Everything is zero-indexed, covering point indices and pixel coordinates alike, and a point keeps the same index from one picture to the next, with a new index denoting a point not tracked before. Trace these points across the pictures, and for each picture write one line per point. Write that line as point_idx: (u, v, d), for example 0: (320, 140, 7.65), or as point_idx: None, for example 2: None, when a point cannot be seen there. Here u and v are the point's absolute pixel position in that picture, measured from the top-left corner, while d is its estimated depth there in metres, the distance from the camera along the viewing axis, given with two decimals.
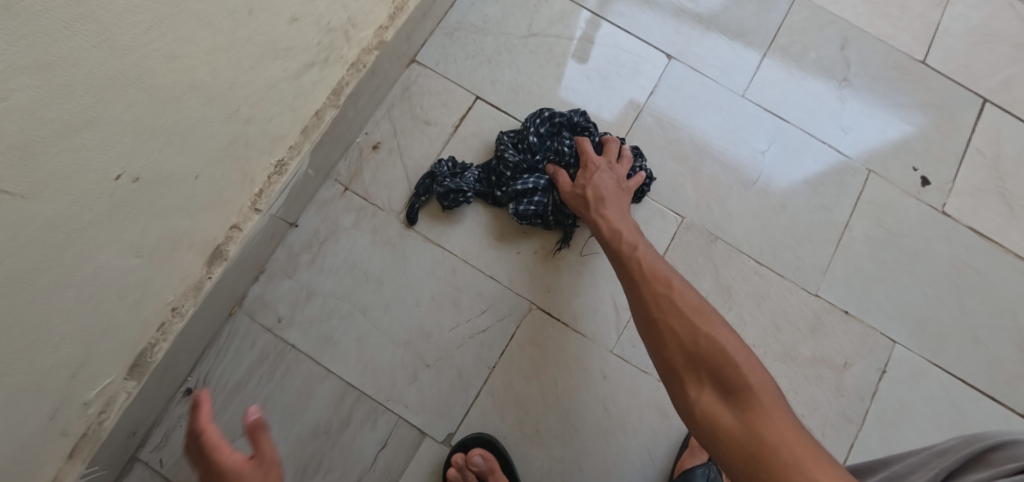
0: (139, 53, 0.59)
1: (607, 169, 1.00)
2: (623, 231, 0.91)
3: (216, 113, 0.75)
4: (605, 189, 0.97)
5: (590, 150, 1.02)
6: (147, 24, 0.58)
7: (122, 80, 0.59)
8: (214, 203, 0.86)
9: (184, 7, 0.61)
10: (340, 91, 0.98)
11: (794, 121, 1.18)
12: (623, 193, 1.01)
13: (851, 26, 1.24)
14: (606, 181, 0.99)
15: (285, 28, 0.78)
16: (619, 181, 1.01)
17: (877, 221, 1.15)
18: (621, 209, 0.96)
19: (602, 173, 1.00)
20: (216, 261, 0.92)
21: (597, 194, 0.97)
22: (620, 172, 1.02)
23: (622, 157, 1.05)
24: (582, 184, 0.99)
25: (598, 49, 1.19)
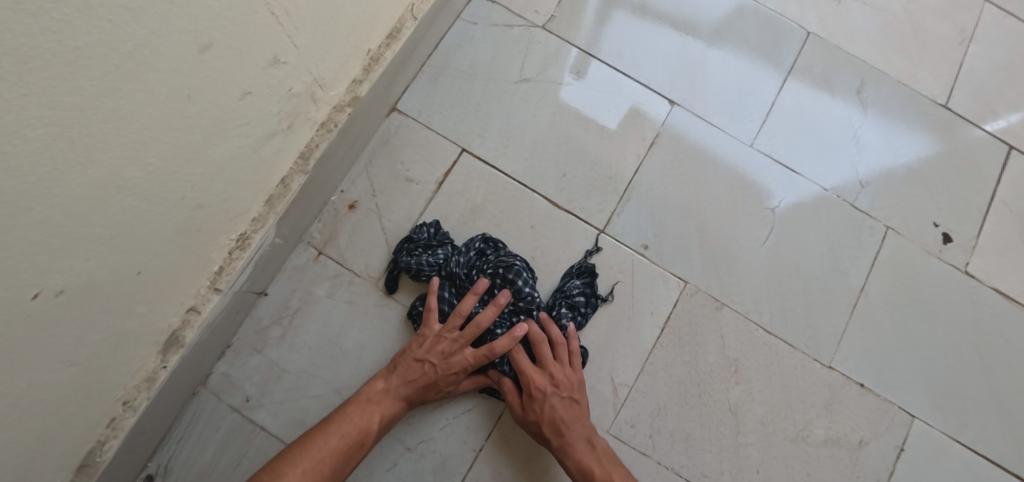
0: (45, 167, 0.50)
1: (555, 393, 0.91)
2: (597, 467, 0.87)
3: (157, 205, 0.65)
4: (558, 421, 0.89)
5: (528, 370, 0.91)
6: (54, 133, 0.49)
7: (28, 197, 0.50)
8: (166, 292, 0.77)
9: (99, 107, 0.52)
10: (309, 154, 0.88)
11: (808, 174, 1.09)
12: (580, 399, 0.93)
13: (869, 67, 1.14)
14: (557, 408, 0.90)
15: (237, 104, 0.68)
16: (570, 394, 0.92)
17: (896, 284, 1.06)
18: (583, 432, 0.90)
19: (551, 402, 0.90)
20: (171, 349, 0.83)
21: (553, 429, 0.90)
22: (567, 381, 0.92)
23: (557, 346, 0.94)
24: (534, 419, 0.90)
25: (606, 55, 1.11)
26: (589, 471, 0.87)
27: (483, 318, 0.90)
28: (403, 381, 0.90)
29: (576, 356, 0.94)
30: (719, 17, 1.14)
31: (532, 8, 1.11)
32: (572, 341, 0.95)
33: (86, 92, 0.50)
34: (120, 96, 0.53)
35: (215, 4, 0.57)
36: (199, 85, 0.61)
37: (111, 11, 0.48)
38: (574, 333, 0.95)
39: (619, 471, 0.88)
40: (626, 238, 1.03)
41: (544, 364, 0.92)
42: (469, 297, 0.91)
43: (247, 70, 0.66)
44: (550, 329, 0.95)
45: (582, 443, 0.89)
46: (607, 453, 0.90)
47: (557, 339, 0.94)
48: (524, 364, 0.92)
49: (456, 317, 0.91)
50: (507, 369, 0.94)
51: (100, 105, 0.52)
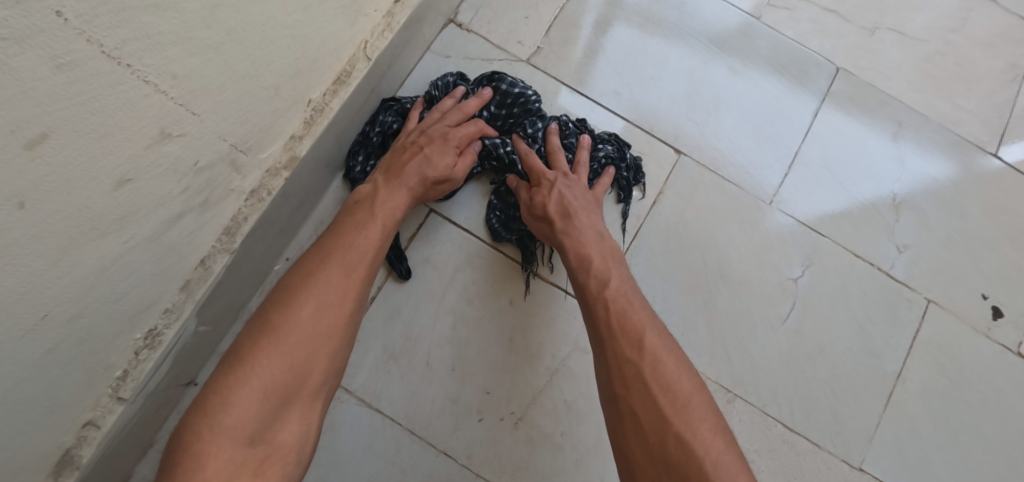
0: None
1: (564, 183, 0.82)
2: (598, 260, 0.75)
3: (1, 336, 0.50)
4: (566, 203, 0.79)
5: (538, 163, 0.83)
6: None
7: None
8: (45, 416, 0.61)
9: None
10: (236, 228, 0.73)
11: (837, 237, 0.93)
12: (594, 206, 0.83)
13: (908, 109, 0.98)
14: (564, 193, 0.80)
15: (109, 197, 0.52)
16: (583, 198, 0.82)
17: (937, 368, 0.91)
18: (593, 226, 0.80)
19: (557, 190, 0.81)
20: (64, 472, 0.68)
21: (560, 210, 0.79)
22: (582, 186, 0.83)
23: (579, 166, 0.86)
24: (535, 198, 0.81)
25: (601, 74, 0.95)
26: (589, 265, 0.74)
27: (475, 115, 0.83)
28: (412, 173, 0.77)
29: (603, 187, 0.86)
30: (735, 36, 0.98)
31: (515, 38, 0.95)
32: (603, 177, 0.87)
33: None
34: None
35: (40, 84, 0.41)
36: (35, 189, 0.45)
37: None
38: (610, 173, 0.87)
39: (623, 270, 0.74)
40: None
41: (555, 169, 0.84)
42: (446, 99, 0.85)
43: (118, 155, 0.51)
44: (580, 155, 0.87)
45: (592, 238, 0.78)
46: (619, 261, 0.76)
47: (583, 165, 0.86)
48: (534, 159, 0.84)
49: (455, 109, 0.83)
50: (518, 167, 0.85)
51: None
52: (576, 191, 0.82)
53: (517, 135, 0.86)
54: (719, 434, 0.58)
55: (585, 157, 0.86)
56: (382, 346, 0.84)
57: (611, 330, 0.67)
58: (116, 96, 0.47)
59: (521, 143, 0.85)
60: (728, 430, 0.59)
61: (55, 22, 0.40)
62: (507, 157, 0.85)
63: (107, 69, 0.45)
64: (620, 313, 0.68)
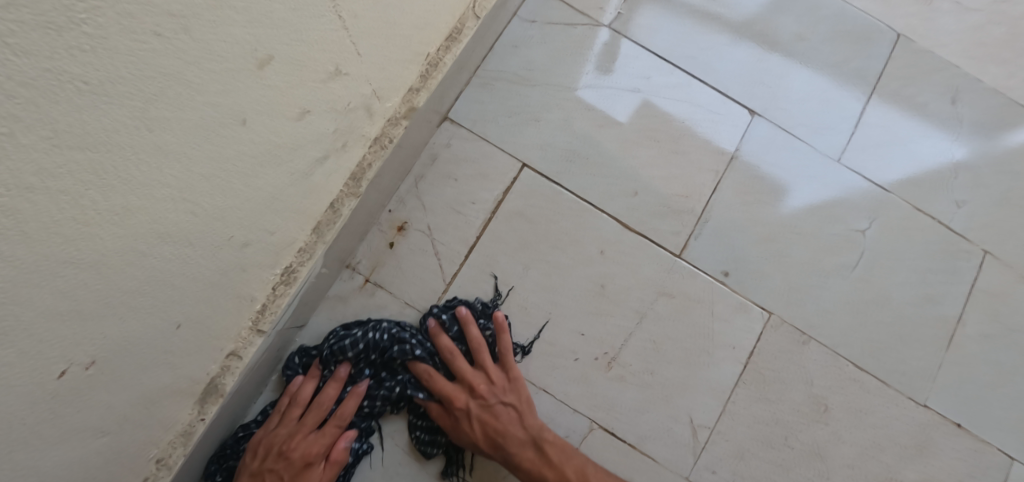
0: (68, 223, 0.38)
1: (478, 401, 0.84)
2: (548, 468, 0.81)
3: (200, 251, 0.54)
4: (490, 430, 0.83)
5: (447, 387, 0.84)
6: (79, 181, 0.37)
7: (46, 263, 0.38)
8: (206, 339, 0.66)
9: (138, 144, 0.40)
10: (361, 175, 0.77)
11: (900, 192, 0.99)
12: (516, 400, 0.85)
13: (962, 74, 1.04)
14: (482, 414, 0.83)
15: (292, 125, 0.57)
16: (499, 399, 0.84)
17: (993, 315, 0.97)
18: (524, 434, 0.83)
19: (475, 416, 0.83)
20: (210, 399, 0.72)
21: (488, 439, 0.83)
22: (496, 389, 0.85)
23: (478, 351, 0.86)
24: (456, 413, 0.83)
25: (677, 39, 1.01)
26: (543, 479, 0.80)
27: (347, 411, 0.82)
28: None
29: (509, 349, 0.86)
30: (801, 5, 1.04)
31: (596, 5, 1.00)
32: (503, 336, 0.86)
33: (120, 123, 0.38)
34: (164, 130, 0.41)
35: (278, 7, 0.45)
36: (255, 106, 0.49)
37: (156, 17, 0.36)
38: (503, 323, 0.86)
39: (579, 460, 0.82)
40: (704, 264, 0.94)
41: (461, 390, 0.85)
42: (306, 390, 0.82)
43: (306, 86, 0.55)
44: (469, 331, 0.86)
45: (530, 449, 0.82)
46: (564, 448, 0.83)
47: (476, 340, 0.86)
48: (444, 384, 0.84)
49: (320, 411, 0.81)
50: (423, 393, 0.85)
51: (137, 140, 0.39)
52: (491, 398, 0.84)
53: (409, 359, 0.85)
54: None
55: (477, 333, 0.86)
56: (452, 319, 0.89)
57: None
58: (319, 27, 0.52)
59: (420, 364, 0.85)
60: None
61: None
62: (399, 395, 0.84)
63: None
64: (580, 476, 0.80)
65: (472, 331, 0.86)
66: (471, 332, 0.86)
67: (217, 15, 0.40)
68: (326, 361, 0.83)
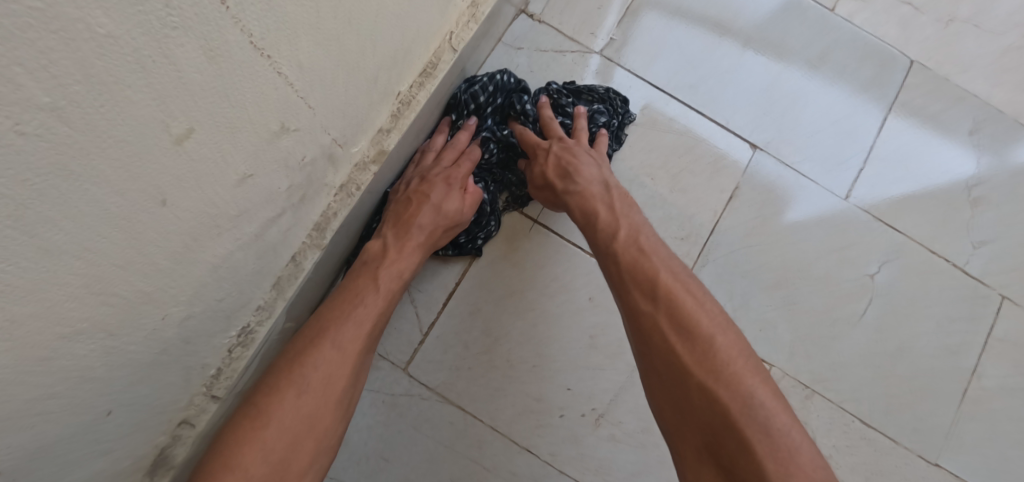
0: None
1: (561, 144, 0.80)
2: (605, 209, 0.73)
3: (126, 338, 0.48)
4: (565, 163, 0.78)
5: (533, 138, 0.82)
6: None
7: None
8: (148, 416, 0.60)
9: (16, 256, 0.33)
10: (325, 225, 0.71)
11: (915, 233, 0.92)
12: (598, 159, 0.81)
13: (982, 102, 0.97)
14: (560, 152, 0.79)
15: (232, 192, 0.51)
16: (583, 152, 0.80)
17: (1014, 364, 0.90)
18: (597, 177, 0.77)
19: (554, 150, 0.80)
20: (159, 471, 0.66)
21: (560, 173, 0.77)
22: (583, 146, 0.81)
23: (576, 131, 0.84)
24: (536, 173, 0.80)
25: (675, 67, 0.94)
26: (596, 217, 0.73)
27: (473, 156, 0.80)
28: (423, 228, 0.75)
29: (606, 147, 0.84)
30: (809, 30, 0.96)
31: (588, 30, 0.93)
32: (602, 137, 0.84)
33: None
34: (53, 231, 0.35)
35: (196, 75, 0.39)
36: (176, 184, 0.43)
37: (18, 114, 0.29)
38: (583, 112, 0.85)
39: (637, 218, 0.71)
40: None
41: (550, 139, 0.82)
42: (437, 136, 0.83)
43: (246, 150, 0.49)
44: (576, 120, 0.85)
45: (596, 186, 0.76)
46: (631, 205, 0.73)
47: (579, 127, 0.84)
48: (530, 137, 0.82)
49: (452, 150, 0.81)
50: (530, 123, 0.86)
51: (15, 251, 0.33)
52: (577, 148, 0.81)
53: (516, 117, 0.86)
54: (806, 467, 0.50)
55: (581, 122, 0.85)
56: (433, 364, 0.83)
57: (625, 282, 0.65)
58: (254, 88, 0.45)
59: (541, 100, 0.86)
60: (811, 444, 0.52)
61: (218, 10, 0.38)
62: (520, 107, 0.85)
63: (253, 60, 0.44)
64: (632, 239, 0.68)
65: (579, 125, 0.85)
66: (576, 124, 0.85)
67: (107, 97, 0.33)
68: (456, 114, 0.84)
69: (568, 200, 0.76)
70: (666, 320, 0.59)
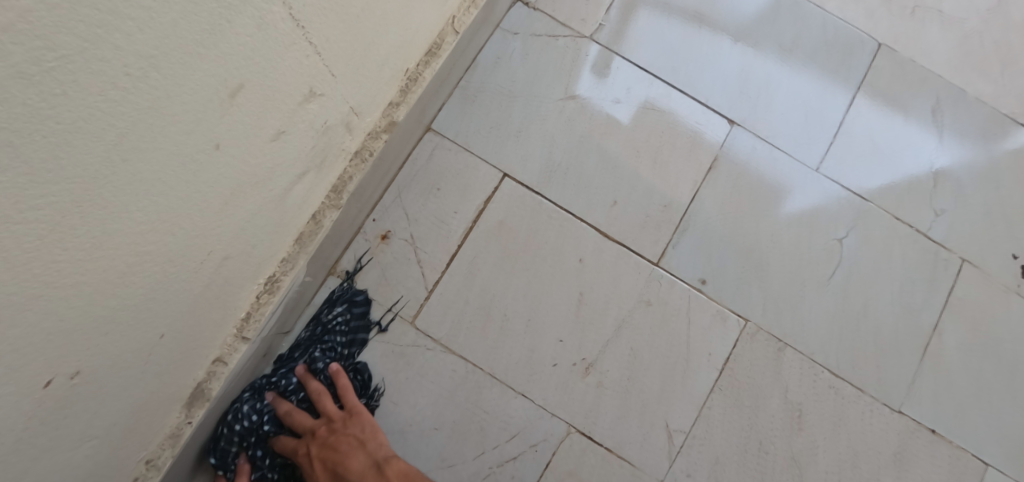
0: (46, 257, 0.41)
1: (319, 442, 0.80)
2: None
3: (180, 268, 0.57)
4: (331, 464, 0.80)
5: (289, 443, 0.82)
6: (51, 217, 0.40)
7: (39, 282, 0.42)
8: (190, 348, 0.69)
9: (114, 174, 0.43)
10: (342, 187, 0.80)
11: (880, 202, 1.00)
12: (365, 429, 0.83)
13: (945, 83, 1.05)
14: (322, 452, 0.80)
15: (268, 146, 0.60)
16: (345, 438, 0.82)
17: (972, 323, 0.98)
18: (365, 455, 0.81)
19: (315, 457, 0.80)
20: (197, 403, 0.75)
21: (329, 471, 0.80)
22: (340, 420, 0.83)
23: (320, 399, 0.84)
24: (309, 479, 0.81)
25: (659, 51, 1.02)
26: None
27: None
28: None
29: (350, 389, 0.85)
30: (784, 16, 1.05)
31: (580, 17, 1.02)
32: (339, 378, 0.85)
33: (88, 162, 0.40)
34: (139, 160, 0.44)
35: (248, 40, 0.48)
36: (227, 133, 0.52)
37: (126, 60, 0.38)
38: (302, 370, 0.85)
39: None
40: (681, 272, 0.95)
41: (303, 433, 0.82)
42: None
43: (280, 111, 0.58)
44: (309, 384, 0.85)
45: (365, 464, 0.80)
46: (406, 474, 0.79)
47: (317, 391, 0.84)
48: (302, 420, 0.83)
49: None
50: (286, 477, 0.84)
51: (113, 171, 0.43)
52: (338, 433, 0.82)
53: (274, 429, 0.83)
54: None
55: (314, 384, 0.84)
56: (438, 318, 0.92)
57: None
58: (290, 56, 0.54)
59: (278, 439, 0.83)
60: None
61: None
62: (257, 424, 0.82)
63: (291, 31, 0.52)
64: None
65: (318, 398, 0.84)
66: (320, 401, 0.84)
67: (185, 52, 0.42)
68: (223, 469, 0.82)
69: None
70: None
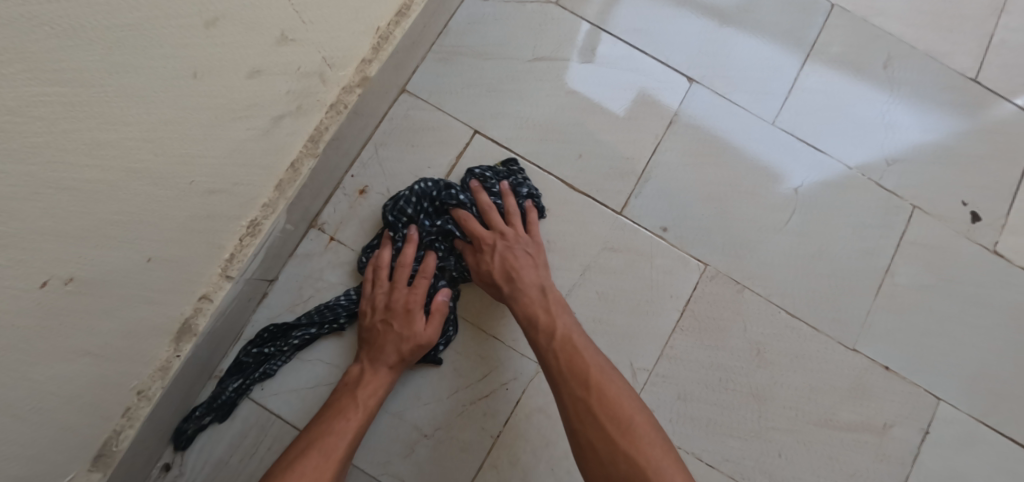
0: (49, 150, 0.48)
1: (503, 242, 0.92)
2: (543, 312, 0.87)
3: (166, 192, 0.63)
4: (508, 265, 0.90)
5: (478, 229, 0.93)
6: (53, 113, 0.47)
7: (41, 179, 0.49)
8: (179, 280, 0.75)
9: (105, 84, 0.50)
10: (319, 137, 0.86)
11: (834, 151, 1.06)
12: (536, 252, 0.94)
13: (898, 40, 1.10)
14: (505, 252, 0.91)
15: (245, 84, 0.66)
16: (518, 245, 0.92)
17: (924, 265, 1.03)
18: (535, 279, 0.90)
19: (498, 252, 0.91)
20: (184, 338, 0.81)
21: (504, 270, 0.90)
22: (518, 239, 0.93)
23: (510, 214, 0.94)
24: (484, 271, 0.91)
25: (621, 13, 1.07)
26: (536, 318, 0.86)
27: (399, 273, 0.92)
28: (391, 350, 0.88)
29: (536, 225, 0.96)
30: None
31: None
32: (531, 213, 0.96)
33: (86, 65, 0.48)
34: (126, 74, 0.52)
35: None
36: (204, 62, 0.59)
37: None
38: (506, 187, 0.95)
39: (568, 319, 0.86)
40: (644, 220, 1.01)
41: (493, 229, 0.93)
42: (384, 248, 0.93)
43: (254, 48, 0.64)
44: (507, 201, 0.95)
45: (535, 292, 0.89)
46: (561, 302, 0.89)
47: (512, 209, 0.94)
48: (493, 219, 0.94)
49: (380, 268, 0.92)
50: (458, 232, 0.94)
51: (105, 82, 0.50)
52: (517, 244, 0.93)
53: (462, 215, 0.94)
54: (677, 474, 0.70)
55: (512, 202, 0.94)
56: None
57: (561, 374, 0.81)
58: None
59: (459, 211, 0.94)
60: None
61: None
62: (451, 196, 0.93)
63: None
64: (564, 337, 0.84)
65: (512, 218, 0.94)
66: (509, 218, 0.94)
67: None
68: (395, 233, 0.93)
69: (511, 299, 0.89)
70: (597, 400, 0.77)
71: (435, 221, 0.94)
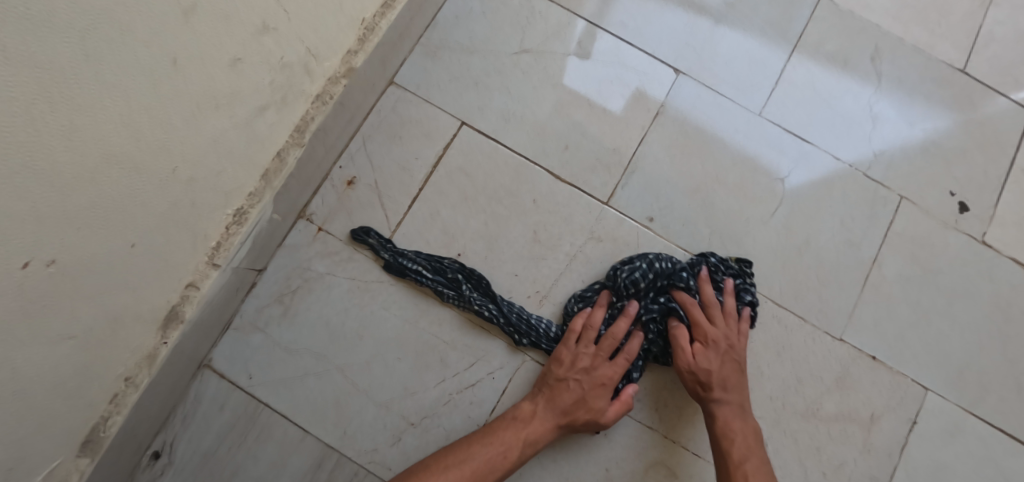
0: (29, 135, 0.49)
1: (723, 346, 0.92)
2: (736, 436, 0.88)
3: (147, 177, 0.64)
4: (724, 377, 0.90)
5: (697, 316, 0.94)
6: (31, 98, 0.48)
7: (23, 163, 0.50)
8: (164, 267, 0.76)
9: (81, 69, 0.51)
10: (304, 128, 0.87)
11: (821, 143, 1.06)
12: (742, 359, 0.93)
13: (885, 33, 1.10)
14: (723, 360, 0.91)
15: (225, 71, 0.67)
16: (732, 353, 0.92)
17: (911, 256, 1.03)
18: (739, 400, 0.91)
19: (714, 354, 0.91)
20: (171, 325, 0.82)
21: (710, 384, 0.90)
22: (736, 339, 0.93)
23: (724, 313, 0.95)
24: (693, 376, 0.91)
25: (608, 6, 1.08)
26: (731, 431, 0.88)
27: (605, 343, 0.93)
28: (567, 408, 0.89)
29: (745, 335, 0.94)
30: None
31: None
32: (743, 321, 0.95)
33: (61, 50, 0.48)
34: (102, 59, 0.52)
35: None
36: (181, 48, 0.59)
37: None
38: (729, 288, 0.96)
39: (751, 441, 0.88)
40: (630, 211, 1.01)
41: (711, 329, 0.93)
42: (597, 310, 0.94)
43: (234, 36, 0.65)
44: (728, 299, 0.96)
45: (740, 419, 0.89)
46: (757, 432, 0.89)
47: (726, 308, 0.95)
48: (711, 312, 0.94)
49: (607, 339, 0.93)
50: (680, 314, 0.95)
51: (81, 66, 0.51)
52: (720, 339, 0.93)
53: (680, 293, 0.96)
54: None
55: (732, 303, 0.95)
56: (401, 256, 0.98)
57: None
58: None
59: (681, 294, 0.96)
60: None
61: None
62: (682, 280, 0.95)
63: None
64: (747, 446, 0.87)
65: (714, 310, 0.94)
66: (725, 309, 0.95)
67: None
68: (616, 297, 0.95)
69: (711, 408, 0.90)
70: None
71: (656, 298, 0.96)
